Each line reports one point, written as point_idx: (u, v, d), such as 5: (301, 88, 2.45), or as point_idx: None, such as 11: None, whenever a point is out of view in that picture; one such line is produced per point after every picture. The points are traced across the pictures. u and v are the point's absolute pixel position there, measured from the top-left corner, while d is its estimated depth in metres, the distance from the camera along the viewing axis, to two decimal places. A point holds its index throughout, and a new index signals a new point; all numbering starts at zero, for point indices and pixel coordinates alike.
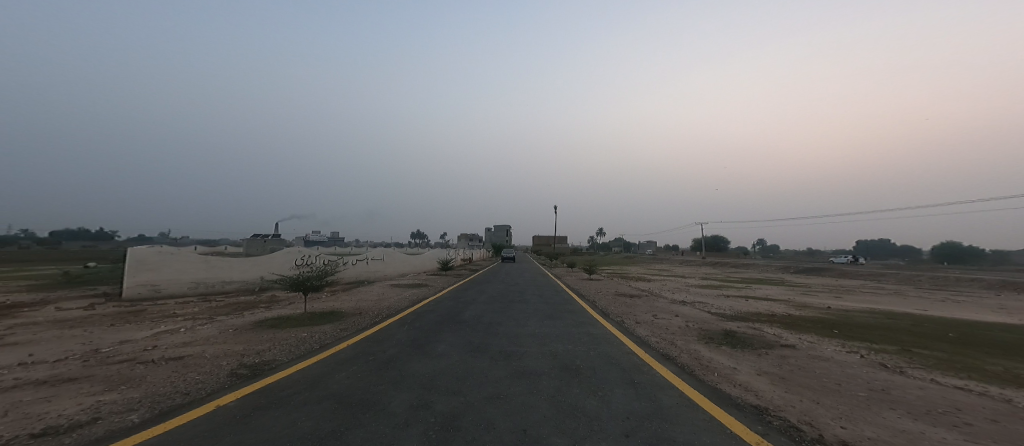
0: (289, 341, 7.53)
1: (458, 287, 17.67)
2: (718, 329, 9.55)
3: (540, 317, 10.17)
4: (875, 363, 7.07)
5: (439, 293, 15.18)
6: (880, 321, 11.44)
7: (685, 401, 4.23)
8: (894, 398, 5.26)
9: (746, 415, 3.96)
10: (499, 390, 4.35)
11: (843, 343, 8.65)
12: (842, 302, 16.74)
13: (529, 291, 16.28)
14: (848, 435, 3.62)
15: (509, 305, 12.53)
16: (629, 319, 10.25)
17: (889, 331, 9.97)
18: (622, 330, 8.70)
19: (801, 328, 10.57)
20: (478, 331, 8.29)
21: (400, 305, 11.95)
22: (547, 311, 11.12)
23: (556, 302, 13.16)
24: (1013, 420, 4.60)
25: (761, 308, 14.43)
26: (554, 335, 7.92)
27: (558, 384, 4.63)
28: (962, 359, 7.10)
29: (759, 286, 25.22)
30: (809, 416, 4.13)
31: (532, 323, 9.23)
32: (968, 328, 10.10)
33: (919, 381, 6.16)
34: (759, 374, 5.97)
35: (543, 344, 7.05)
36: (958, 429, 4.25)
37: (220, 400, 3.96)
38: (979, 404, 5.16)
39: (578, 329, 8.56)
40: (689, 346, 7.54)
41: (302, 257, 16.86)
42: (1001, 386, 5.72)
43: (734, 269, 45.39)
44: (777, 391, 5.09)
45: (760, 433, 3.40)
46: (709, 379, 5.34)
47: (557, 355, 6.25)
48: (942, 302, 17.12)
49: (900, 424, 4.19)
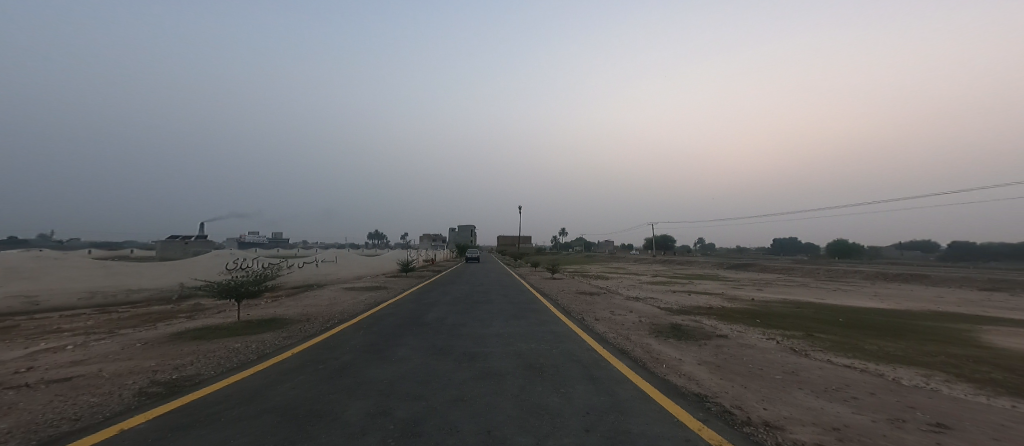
0: (218, 353, 6.82)
1: (417, 288, 17.24)
2: (666, 322, 10.22)
3: (504, 317, 10.17)
4: (789, 348, 7.99)
5: (397, 295, 14.60)
6: (791, 310, 13.04)
7: (640, 394, 4.46)
8: (804, 379, 5.99)
9: (690, 403, 4.28)
10: (464, 392, 4.31)
11: (764, 331, 9.68)
12: (763, 294, 18.81)
13: (490, 291, 16.24)
14: (770, 416, 4.04)
15: (472, 305, 12.40)
16: (588, 316, 10.63)
17: (800, 318, 11.37)
18: (582, 327, 8.98)
19: (732, 318, 11.69)
20: (442, 333, 8.10)
21: (353, 309, 11.37)
22: (510, 311, 11.17)
23: (517, 301, 13.29)
24: (888, 392, 5.42)
25: (702, 302, 15.69)
26: (517, 333, 8.02)
27: (521, 384, 4.68)
28: (855, 340, 8.26)
29: (699, 281, 27.33)
30: (739, 400, 4.57)
31: (496, 323, 9.25)
32: (857, 313, 11.85)
33: (820, 362, 7.06)
34: (700, 363, 6.47)
35: (506, 344, 7.07)
36: (849, 403, 4.94)
37: (125, 421, 3.53)
38: (862, 380, 6.03)
39: (541, 328, 8.67)
40: (642, 340, 7.97)
41: (234, 261, 15.38)
42: (876, 362, 6.74)
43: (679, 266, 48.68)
44: (715, 378, 5.58)
45: (701, 419, 3.69)
46: (659, 371, 5.71)
47: (519, 355, 6.30)
48: (839, 291, 19.85)
49: (807, 402, 4.77)
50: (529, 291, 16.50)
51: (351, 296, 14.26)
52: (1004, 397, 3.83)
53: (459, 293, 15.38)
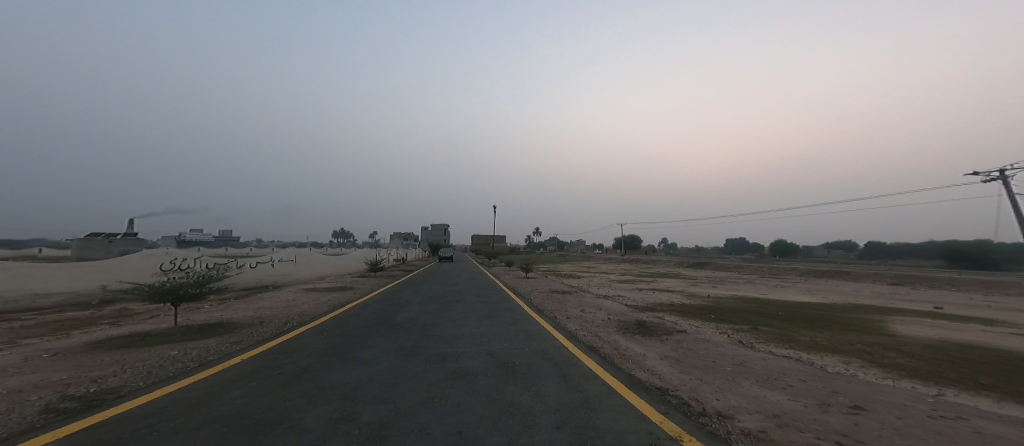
0: (150, 361, 6.15)
1: (385, 288, 16.54)
2: (632, 320, 10.51)
3: (477, 317, 9.89)
4: (737, 341, 8.46)
5: (363, 295, 13.86)
6: (740, 305, 13.90)
7: (607, 389, 4.50)
8: (750, 370, 6.33)
9: (652, 396, 4.36)
10: (435, 393, 4.11)
11: (718, 326, 10.19)
12: (718, 291, 19.93)
13: (461, 291, 15.89)
14: (723, 406, 4.21)
15: (446, 305, 11.90)
16: (560, 314, 10.70)
17: (746, 313, 12.11)
18: (554, 325, 8.97)
19: (690, 314, 12.23)
20: (412, 333, 7.75)
21: (310, 309, 10.68)
22: (483, 311, 10.87)
23: (488, 301, 13.06)
24: (817, 379, 5.82)
25: (665, 299, 16.31)
26: (490, 332, 7.92)
27: (492, 383, 4.57)
28: (791, 331, 8.87)
29: (663, 280, 28.43)
30: (696, 392, 4.73)
31: (468, 323, 8.99)
32: (795, 306, 12.83)
33: (761, 353, 7.49)
34: (662, 358, 6.67)
35: (479, 344, 6.91)
36: (786, 390, 5.28)
37: (25, 442, 3.07)
38: (794, 368, 6.45)
39: (515, 328, 8.50)
40: (610, 337, 8.11)
41: (169, 262, 14.08)
42: (808, 353, 7.20)
43: (643, 265, 50.61)
44: (676, 372, 5.75)
45: (663, 411, 3.76)
46: (625, 366, 5.81)
47: (490, 353, 6.19)
48: (781, 287, 21.44)
49: (752, 391, 5.03)
50: (500, 290, 16.38)
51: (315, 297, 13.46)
52: (905, 378, 4.18)
53: (431, 293, 14.85)
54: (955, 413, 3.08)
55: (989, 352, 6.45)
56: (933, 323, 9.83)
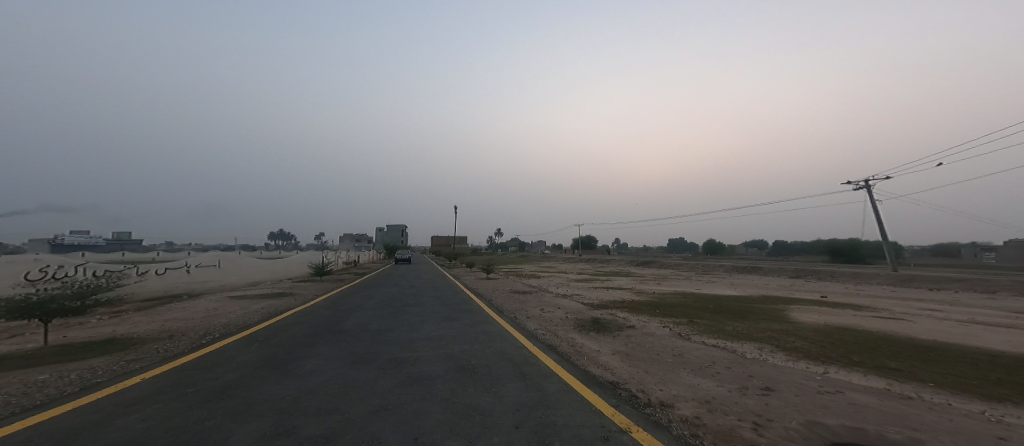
0: (6, 381, 5.10)
1: (330, 293, 15.11)
2: (587, 317, 10.77)
3: (436, 319, 9.09)
4: (677, 333, 9.01)
5: (303, 302, 12.37)
6: (680, 300, 14.87)
7: (564, 386, 4.47)
8: (688, 360, 6.77)
9: (605, 390, 4.46)
10: (387, 398, 3.53)
11: (662, 320, 10.77)
12: (663, 287, 21.15)
13: (415, 294, 14.99)
14: (666, 395, 4.42)
15: (400, 308, 11.06)
16: (520, 314, 10.57)
17: (685, 307, 12.94)
18: (513, 325, 8.87)
19: (639, 310, 12.79)
20: (362, 339, 6.51)
21: (230, 318, 9.49)
22: (442, 313, 10.21)
23: (446, 303, 12.40)
24: (738, 364, 6.40)
25: (616, 297, 16.97)
26: (448, 336, 7.05)
27: (451, 387, 4.06)
28: (719, 323, 9.64)
29: (615, 279, 29.59)
30: (642, 383, 4.93)
31: (425, 326, 8.05)
32: (720, 300, 14.05)
33: (696, 344, 8.05)
34: (614, 353, 6.85)
35: (439, 348, 6.03)
36: (717, 377, 5.71)
37: None
38: (719, 356, 7.03)
39: (474, 328, 8.12)
40: (568, 335, 8.20)
41: (42, 271, 11.98)
42: (730, 342, 7.87)
43: (595, 265, 52.61)
44: (625, 365, 5.97)
45: (614, 405, 3.84)
46: (581, 363, 5.91)
47: (448, 357, 5.52)
48: (714, 282, 23.28)
49: (690, 380, 5.37)
50: (455, 292, 15.81)
51: (241, 307, 11.64)
52: (801, 360, 4.69)
53: (384, 297, 13.75)
54: (835, 387, 3.50)
55: (909, 339, 7.14)
56: (818, 310, 11.23)
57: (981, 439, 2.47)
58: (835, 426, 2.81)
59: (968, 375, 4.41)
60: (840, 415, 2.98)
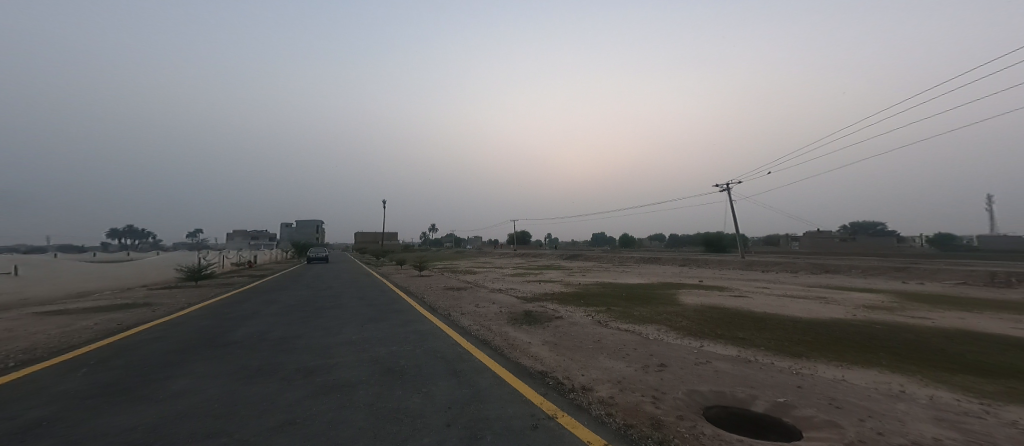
0: None
1: (220, 300, 13.05)
2: (520, 310, 11.01)
3: (358, 322, 8.47)
4: (598, 321, 9.72)
5: (178, 311, 10.42)
6: (602, 289, 16.03)
7: (498, 379, 4.49)
8: (607, 345, 7.35)
9: (534, 380, 4.63)
10: (302, 412, 3.21)
11: (586, 309, 11.50)
12: (587, 279, 22.57)
13: (331, 296, 13.79)
14: (588, 380, 4.74)
15: (314, 311, 10.11)
16: (454, 311, 10.43)
17: (606, 296, 14.00)
18: (446, 323, 8.70)
19: (566, 301, 13.47)
20: (264, 348, 5.86)
21: (58, 333, 7.54)
22: (366, 314, 9.61)
23: (369, 304, 11.69)
24: (646, 344, 7.13)
25: (545, 290, 17.65)
26: (372, 339, 6.64)
27: (374, 392, 3.84)
28: (632, 308, 10.63)
29: (540, 272, 30.88)
30: (568, 370, 5.23)
31: (344, 330, 7.47)
32: (635, 287, 15.48)
33: (614, 329, 8.76)
34: (544, 343, 7.14)
35: (362, 352, 5.64)
36: (631, 358, 6.29)
37: None
38: (631, 339, 7.76)
39: (403, 328, 7.76)
40: (501, 328, 8.30)
41: None
42: (639, 325, 8.73)
43: (524, 259, 54.31)
44: (554, 354, 6.26)
45: (542, 393, 4.00)
46: (512, 355, 6.04)
47: (373, 361, 5.19)
48: (626, 272, 25.69)
49: (608, 364, 5.84)
50: (377, 292, 14.96)
51: (81, 318, 9.37)
52: (688, 337, 5.41)
53: (292, 301, 12.33)
54: (707, 359, 4.11)
55: (772, 312, 8.75)
56: (704, 293, 13.07)
57: (793, 390, 3.12)
58: (707, 392, 3.29)
59: (809, 341, 5.56)
60: (710, 382, 3.50)
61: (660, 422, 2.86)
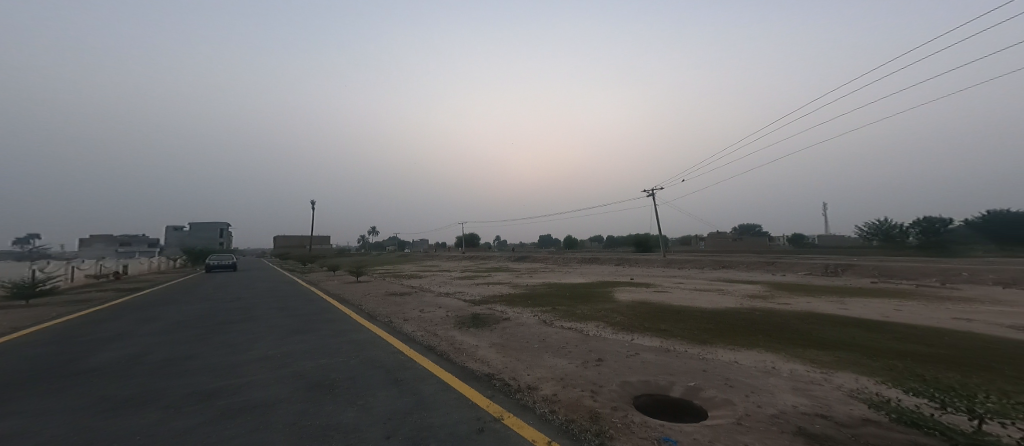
0: None
1: (103, 315, 11.06)
2: (467, 313, 10.88)
3: (284, 335, 7.75)
4: (543, 320, 9.96)
5: (40, 332, 8.60)
6: (547, 290, 16.43)
7: (442, 385, 4.40)
8: (552, 343, 7.56)
9: (480, 384, 4.60)
10: (214, 439, 2.86)
11: (533, 310, 11.71)
12: (533, 280, 23.00)
13: (246, 307, 12.37)
14: (535, 379, 4.84)
15: (229, 325, 9.03)
16: (398, 318, 9.99)
17: (551, 296, 14.38)
18: (389, 330, 8.32)
19: (513, 303, 13.58)
20: (160, 371, 5.10)
21: None
22: (294, 325, 8.82)
23: (294, 314, 10.71)
24: (588, 340, 7.45)
25: (493, 292, 17.67)
26: (298, 353, 6.10)
27: (301, 409, 3.55)
28: (576, 307, 11.04)
29: (488, 274, 30.89)
30: (516, 371, 5.28)
31: (266, 345, 6.78)
32: (578, 287, 16.10)
33: (559, 328, 9.05)
34: (491, 346, 7.14)
35: (288, 368, 5.16)
36: (574, 355, 6.52)
37: None
38: (575, 336, 8.05)
39: (338, 339, 7.26)
40: (447, 333, 8.14)
41: None
42: (582, 322, 9.09)
43: (472, 262, 53.91)
44: (501, 356, 6.28)
45: (489, 396, 3.98)
46: (458, 359, 5.96)
47: (301, 376, 4.78)
48: (571, 272, 26.65)
49: (553, 361, 6.00)
50: (304, 300, 13.78)
51: None
52: (624, 331, 5.76)
53: (199, 315, 10.84)
54: (636, 351, 4.41)
55: (696, 305, 9.65)
56: (640, 290, 14.01)
57: (703, 374, 3.48)
58: (636, 382, 3.51)
59: (722, 329, 6.23)
60: (638, 372, 3.77)
61: (598, 415, 3.01)
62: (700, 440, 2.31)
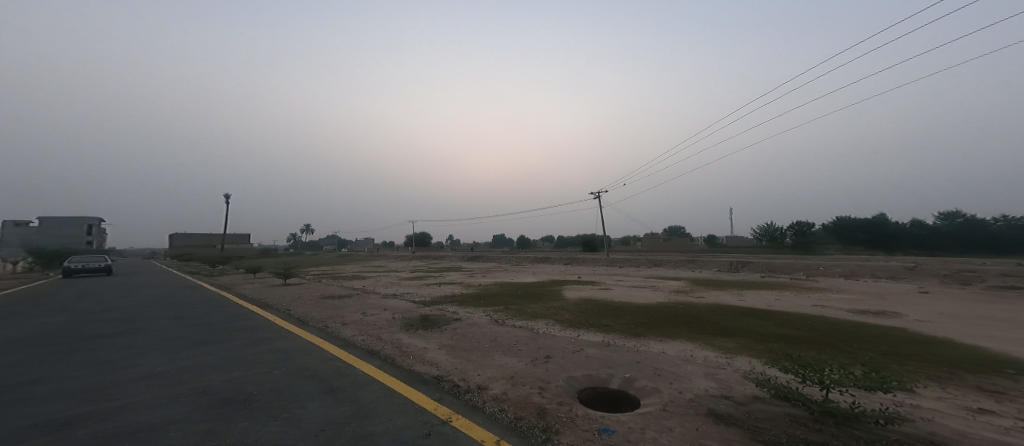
0: None
1: None
2: (416, 315, 10.58)
3: (203, 339, 6.97)
4: (495, 320, 9.99)
5: None
6: (499, 290, 16.49)
7: (385, 391, 4.24)
8: (503, 342, 7.61)
9: (428, 387, 4.51)
10: None
11: (484, 310, 11.68)
12: (485, 279, 22.96)
13: (151, 310, 10.79)
14: (484, 379, 4.85)
15: (133, 326, 7.92)
16: (340, 322, 9.44)
17: (503, 295, 14.45)
18: (327, 336, 7.83)
19: (464, 303, 13.44)
20: (37, 379, 4.34)
21: None
22: (217, 330, 7.97)
23: (212, 318, 9.57)
24: (537, 338, 7.60)
25: (444, 292, 17.34)
26: (217, 359, 5.51)
27: (221, 421, 3.23)
28: (527, 306, 11.20)
29: (439, 274, 30.28)
30: (465, 372, 5.25)
31: (180, 351, 6.05)
32: (529, 286, 16.33)
33: (509, 327, 9.12)
34: (441, 347, 7.01)
35: (206, 374, 4.64)
36: (523, 354, 6.63)
37: None
38: (524, 335, 8.17)
39: (270, 345, 6.69)
40: (393, 336, 7.85)
41: None
42: (533, 320, 9.25)
43: (422, 261, 52.49)
44: (450, 358, 6.21)
45: (437, 399, 3.91)
46: (405, 363, 5.78)
47: (224, 383, 4.35)
48: (523, 271, 27.01)
49: (503, 361, 6.05)
50: (225, 303, 12.39)
51: None
52: (570, 328, 5.96)
53: (96, 318, 9.39)
54: (581, 346, 4.59)
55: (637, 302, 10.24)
56: (587, 288, 14.55)
57: (638, 366, 3.73)
58: (580, 376, 3.64)
59: (657, 323, 6.68)
60: (582, 367, 3.92)
61: (545, 411, 3.09)
62: (634, 428, 2.46)
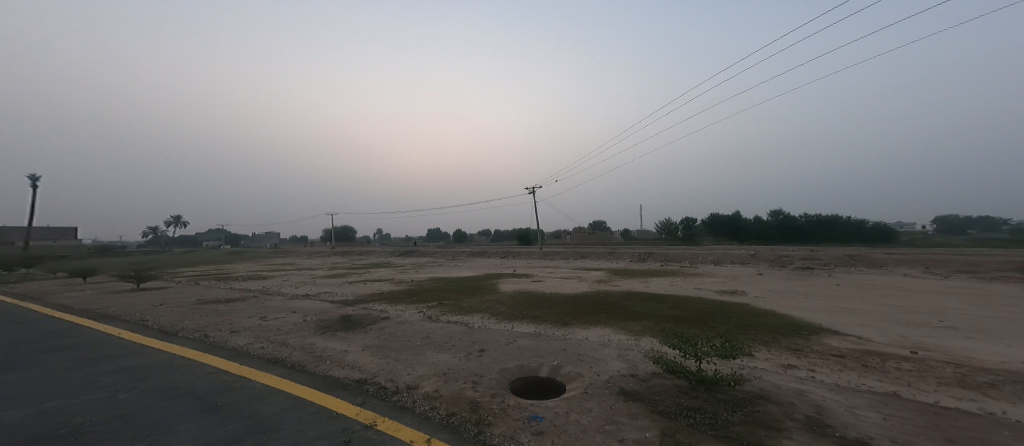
0: None
1: None
2: (336, 316, 9.84)
3: (55, 359, 5.73)
4: (427, 316, 9.74)
5: None
6: (433, 285, 16.10)
7: (295, 401, 3.90)
8: (435, 339, 7.46)
9: (350, 392, 4.25)
10: None
11: (417, 307, 11.32)
12: (419, 275, 22.27)
13: None
14: (413, 378, 4.71)
15: None
16: (241, 327, 8.38)
17: (437, 291, 14.16)
18: (207, 346, 6.77)
19: (395, 300, 12.90)
20: None
21: None
22: (77, 346, 6.62)
23: (74, 331, 7.94)
24: (468, 334, 7.58)
25: (373, 290, 16.38)
26: (73, 382, 4.57)
27: None
28: (462, 301, 11.12)
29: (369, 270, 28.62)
30: (393, 372, 5.05)
31: (18, 376, 4.91)
32: (464, 281, 16.20)
33: (442, 323, 8.96)
34: (365, 349, 6.65)
35: (54, 402, 3.83)
36: (454, 349, 6.58)
37: None
38: (455, 331, 8.08)
39: (150, 359, 5.72)
40: (303, 341, 7.19)
41: None
42: (467, 315, 9.23)
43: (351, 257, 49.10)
44: (375, 359, 5.92)
45: (360, 403, 3.70)
46: (322, 368, 5.37)
47: (79, 410, 3.63)
48: (459, 265, 26.75)
49: (434, 358, 5.94)
50: (88, 310, 10.24)
51: None
52: (502, 321, 6.07)
53: None
54: (512, 338, 4.70)
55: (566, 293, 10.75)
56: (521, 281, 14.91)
57: (564, 353, 3.95)
58: (512, 367, 3.73)
59: (583, 312, 7.10)
60: (514, 358, 4.02)
61: (477, 404, 3.10)
62: (559, 413, 2.60)
